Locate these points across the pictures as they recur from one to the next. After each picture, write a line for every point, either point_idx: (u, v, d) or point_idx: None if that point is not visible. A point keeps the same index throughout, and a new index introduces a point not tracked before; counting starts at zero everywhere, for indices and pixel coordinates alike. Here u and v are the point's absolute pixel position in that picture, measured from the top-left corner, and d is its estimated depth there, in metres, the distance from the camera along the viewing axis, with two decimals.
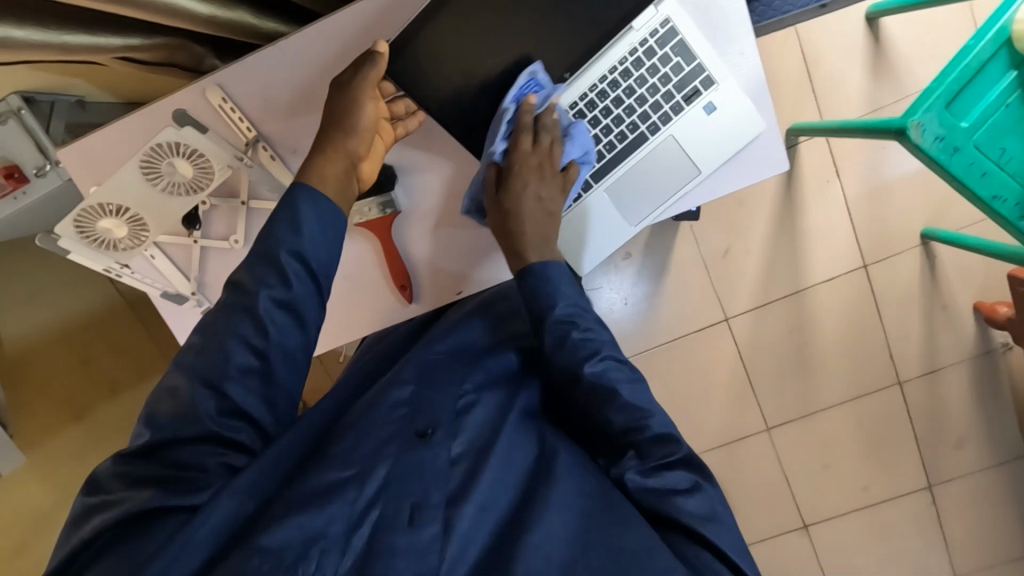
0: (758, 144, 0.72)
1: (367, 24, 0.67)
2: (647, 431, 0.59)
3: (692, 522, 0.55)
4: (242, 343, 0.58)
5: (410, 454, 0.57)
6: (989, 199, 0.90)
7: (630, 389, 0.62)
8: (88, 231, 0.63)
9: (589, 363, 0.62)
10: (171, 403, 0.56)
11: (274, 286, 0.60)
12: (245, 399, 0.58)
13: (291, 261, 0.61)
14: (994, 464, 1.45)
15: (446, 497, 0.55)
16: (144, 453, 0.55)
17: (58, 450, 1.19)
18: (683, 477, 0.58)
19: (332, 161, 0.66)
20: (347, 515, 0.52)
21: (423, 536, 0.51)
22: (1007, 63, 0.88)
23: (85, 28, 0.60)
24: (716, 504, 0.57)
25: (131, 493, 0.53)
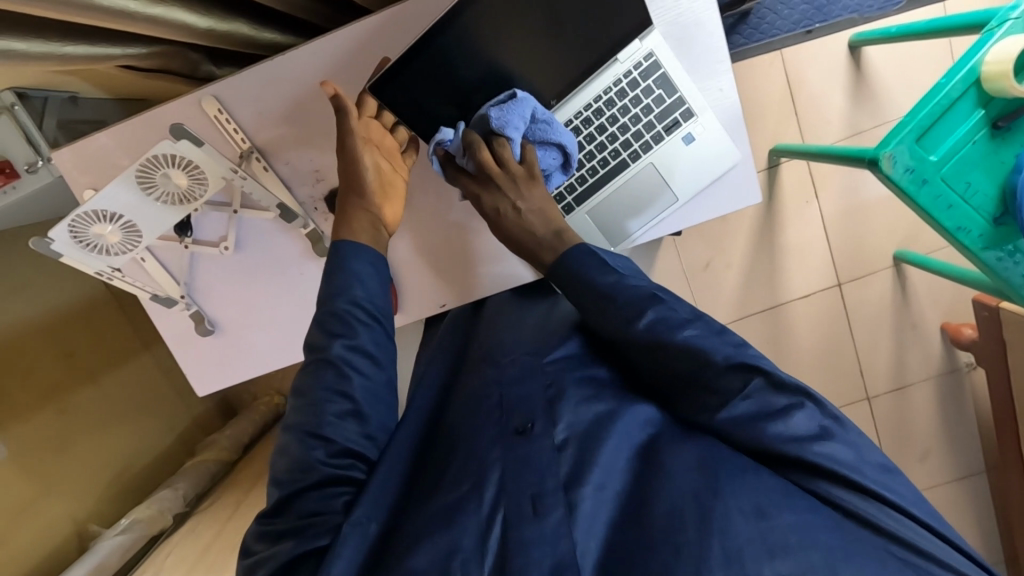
0: (731, 175, 0.76)
1: (364, 45, 0.69)
2: (717, 362, 0.57)
3: (796, 449, 0.53)
4: (332, 392, 0.61)
5: (516, 451, 0.57)
6: (954, 229, 0.95)
7: (690, 326, 0.61)
8: (82, 237, 0.65)
9: (638, 314, 0.62)
10: (284, 460, 0.60)
11: (343, 333, 0.64)
12: (348, 438, 0.61)
13: (355, 310, 0.65)
14: (955, 477, 1.52)
15: (563, 482, 0.54)
16: (278, 509, 0.58)
17: (38, 440, 1.14)
18: (776, 400, 0.56)
19: (356, 217, 0.70)
20: (476, 524, 0.53)
21: (552, 522, 0.52)
22: (976, 102, 0.91)
23: (83, 39, 0.61)
24: (824, 423, 0.55)
25: (275, 549, 0.55)
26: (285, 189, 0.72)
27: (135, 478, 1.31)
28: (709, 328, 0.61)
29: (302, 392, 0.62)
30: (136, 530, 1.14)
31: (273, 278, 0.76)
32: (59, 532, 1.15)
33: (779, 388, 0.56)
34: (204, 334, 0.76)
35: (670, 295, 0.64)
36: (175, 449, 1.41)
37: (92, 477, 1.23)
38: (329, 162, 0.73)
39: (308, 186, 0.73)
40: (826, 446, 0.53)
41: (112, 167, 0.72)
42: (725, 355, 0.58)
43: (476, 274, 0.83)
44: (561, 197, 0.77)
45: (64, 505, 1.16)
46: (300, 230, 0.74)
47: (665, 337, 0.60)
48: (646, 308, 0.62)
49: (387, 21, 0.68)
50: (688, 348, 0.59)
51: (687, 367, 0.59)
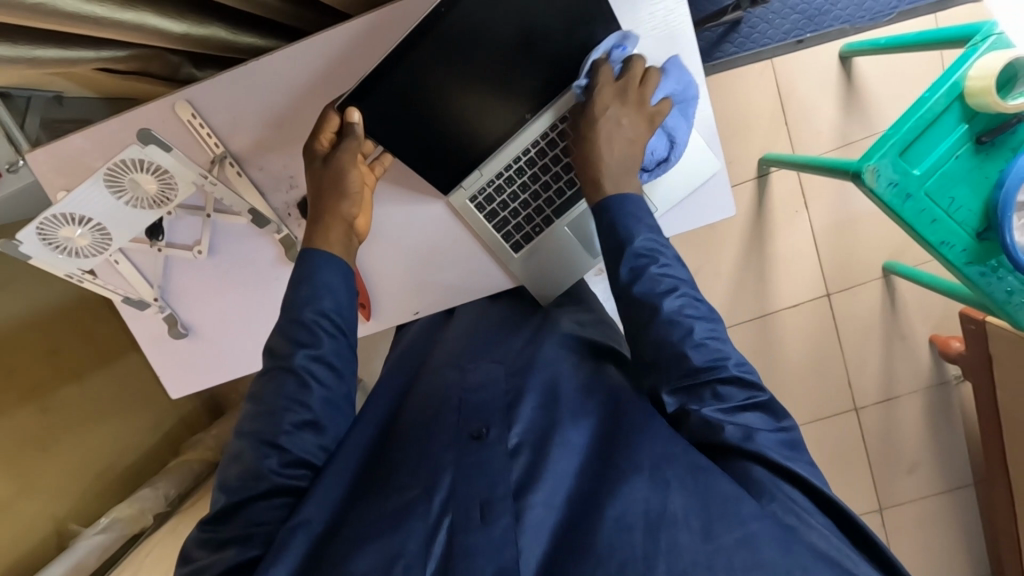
0: (706, 188, 0.76)
1: (341, 51, 0.68)
2: (726, 369, 0.62)
3: (777, 453, 0.58)
4: (291, 400, 0.62)
5: (468, 457, 0.58)
6: (937, 243, 0.95)
7: (707, 326, 0.65)
8: (52, 240, 0.64)
9: (668, 296, 0.65)
10: (237, 467, 0.61)
11: (308, 344, 0.65)
12: (302, 450, 0.62)
13: (321, 321, 0.66)
14: (943, 490, 1.52)
15: (513, 488, 0.56)
16: (222, 516, 0.59)
17: (18, 439, 1.14)
18: (763, 418, 0.61)
19: (332, 226, 0.71)
20: (422, 530, 0.54)
21: (498, 530, 0.53)
22: (959, 116, 0.91)
23: (56, 44, 0.61)
24: (796, 445, 0.60)
25: (217, 557, 0.56)
26: (258, 194, 0.72)
27: (119, 477, 1.31)
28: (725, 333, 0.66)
29: (262, 399, 0.63)
30: (115, 529, 1.14)
31: (247, 282, 0.76)
32: (39, 530, 1.15)
33: (769, 409, 0.62)
34: (177, 336, 0.76)
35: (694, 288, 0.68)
36: (161, 447, 1.42)
37: (74, 476, 1.23)
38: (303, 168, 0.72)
39: (281, 193, 0.73)
40: (798, 463, 0.58)
41: (85, 170, 0.72)
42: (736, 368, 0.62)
43: (453, 285, 0.83)
44: (540, 210, 0.78)
45: (46, 503, 1.17)
46: (273, 236, 0.74)
47: (686, 324, 0.64)
48: (675, 288, 0.66)
49: (363, 28, 0.67)
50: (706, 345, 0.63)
51: (698, 363, 0.62)
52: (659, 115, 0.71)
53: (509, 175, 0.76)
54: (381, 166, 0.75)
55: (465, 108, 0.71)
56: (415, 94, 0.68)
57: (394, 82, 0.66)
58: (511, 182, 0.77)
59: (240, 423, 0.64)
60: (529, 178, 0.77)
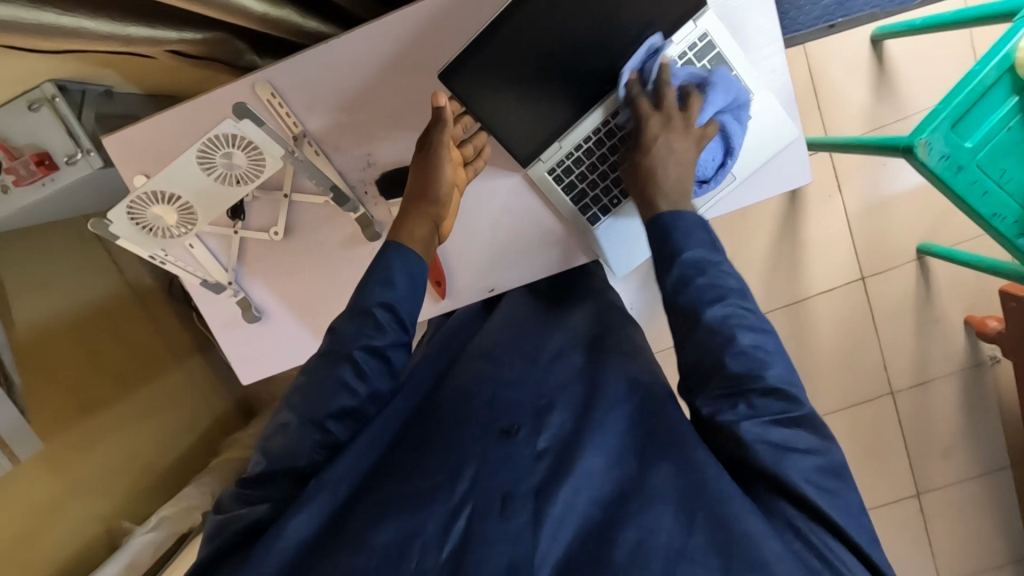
0: (784, 154, 0.76)
1: (419, 30, 0.68)
2: (762, 382, 0.60)
3: (808, 487, 0.55)
4: (343, 386, 0.63)
5: (495, 451, 0.61)
6: (988, 216, 0.96)
7: (756, 336, 0.63)
8: (139, 219, 0.64)
9: (713, 305, 0.64)
10: (281, 438, 0.62)
11: (371, 335, 0.64)
12: (339, 432, 0.63)
13: (382, 311, 0.66)
14: (979, 473, 1.52)
15: (533, 489, 0.59)
16: (260, 479, 0.62)
17: (65, 440, 1.13)
18: (806, 438, 0.58)
19: (419, 224, 0.70)
20: (442, 513, 0.56)
21: (515, 525, 0.56)
22: (1010, 88, 0.92)
23: (146, 21, 0.62)
24: (834, 471, 0.58)
25: (250, 511, 0.60)
26: (336, 173, 0.72)
27: (160, 479, 1.31)
28: (775, 345, 0.63)
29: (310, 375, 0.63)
30: (165, 528, 1.12)
31: (319, 263, 0.75)
32: (89, 530, 1.15)
33: (812, 431, 0.59)
34: (251, 321, 0.76)
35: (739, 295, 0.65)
36: (199, 447, 1.41)
37: (119, 476, 1.22)
38: (381, 147, 0.72)
39: (359, 170, 0.73)
40: (830, 492, 0.56)
41: (157, 153, 0.73)
42: (773, 380, 0.60)
43: (527, 261, 0.82)
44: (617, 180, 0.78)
45: (94, 503, 1.16)
46: (350, 215, 0.73)
47: (731, 333, 0.62)
48: (723, 299, 0.65)
49: (449, 7, 0.68)
50: (747, 355, 0.61)
51: (734, 371, 0.61)
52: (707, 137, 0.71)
53: (589, 147, 0.77)
54: (475, 172, 0.75)
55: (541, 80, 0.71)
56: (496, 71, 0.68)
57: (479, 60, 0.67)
58: (590, 154, 0.77)
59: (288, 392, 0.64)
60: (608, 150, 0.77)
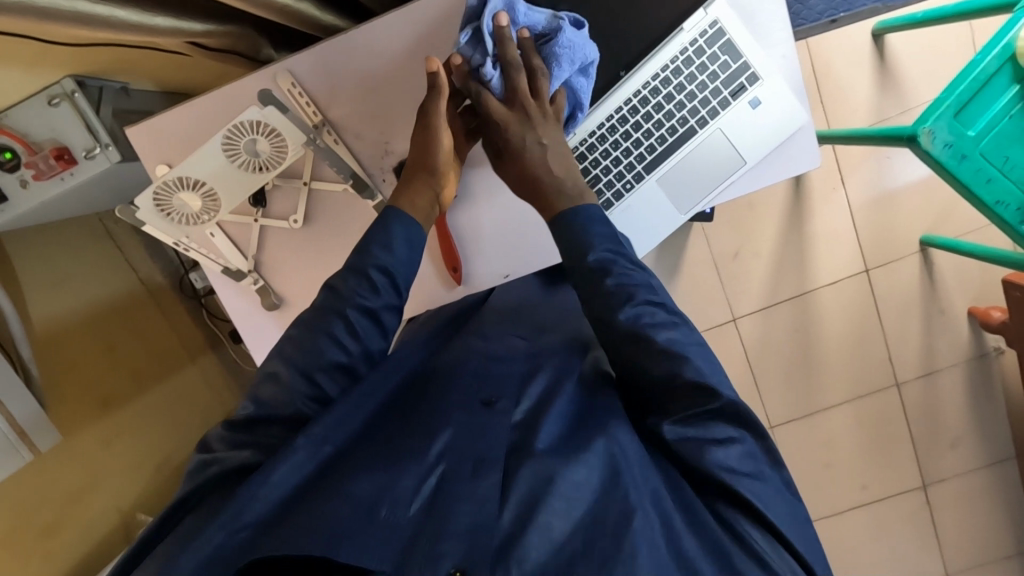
0: (795, 138, 0.77)
1: (438, 20, 0.70)
2: (685, 377, 0.61)
3: (730, 474, 0.59)
4: (333, 339, 0.65)
5: (476, 420, 0.64)
6: (992, 203, 0.97)
7: (670, 333, 0.65)
8: (165, 206, 0.66)
9: (624, 309, 0.65)
10: (272, 387, 0.63)
11: (365, 295, 0.67)
12: (330, 389, 0.65)
13: (378, 273, 0.68)
14: (986, 463, 1.53)
15: (507, 449, 0.61)
16: (246, 423, 0.62)
17: (81, 435, 1.15)
18: (723, 429, 0.61)
19: (418, 192, 0.72)
20: (416, 472, 0.59)
21: (485, 486, 0.57)
22: (1011, 77, 0.94)
23: (172, 12, 0.64)
24: (757, 459, 0.61)
25: (232, 454, 0.60)
26: (355, 160, 0.73)
27: (175, 473, 1.32)
28: (690, 337, 0.65)
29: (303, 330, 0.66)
30: None
31: (336, 250, 0.76)
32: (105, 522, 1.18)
33: (734, 422, 0.62)
34: (269, 308, 0.77)
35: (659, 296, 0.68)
36: None
37: (133, 471, 1.23)
38: (398, 135, 0.74)
39: (377, 158, 0.74)
40: (751, 478, 0.60)
41: (179, 144, 0.74)
42: (692, 375, 0.61)
43: (533, 244, 0.84)
44: (631, 166, 0.79)
45: (107, 497, 1.18)
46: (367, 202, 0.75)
47: (646, 333, 0.64)
48: (637, 296, 0.66)
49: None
50: (667, 351, 0.63)
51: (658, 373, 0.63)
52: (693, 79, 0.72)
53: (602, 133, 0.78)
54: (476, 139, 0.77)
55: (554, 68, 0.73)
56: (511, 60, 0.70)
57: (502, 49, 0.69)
58: (603, 140, 0.79)
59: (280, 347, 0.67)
60: (622, 137, 0.78)
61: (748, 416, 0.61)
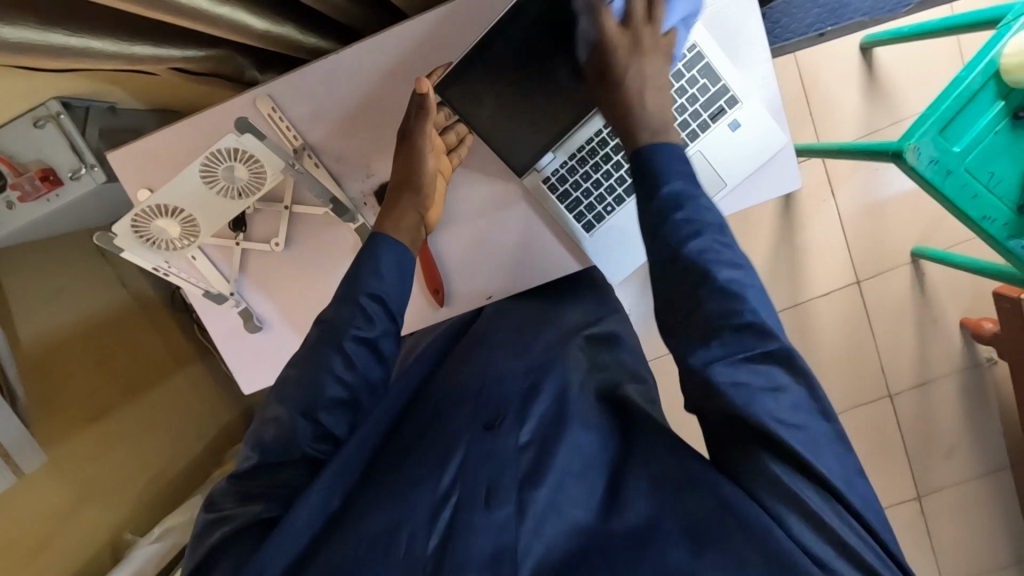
0: (773, 161, 0.77)
1: (420, 44, 0.71)
2: (738, 318, 0.57)
3: (779, 426, 0.54)
4: (332, 376, 0.65)
5: (482, 444, 0.63)
6: (979, 219, 0.97)
7: (730, 271, 0.60)
8: (143, 231, 0.66)
9: (691, 241, 0.61)
10: (275, 430, 0.63)
11: (360, 326, 0.67)
12: (334, 426, 0.65)
13: (371, 303, 0.68)
14: (980, 474, 1.52)
15: (519, 479, 0.60)
16: (250, 473, 0.63)
17: (70, 453, 1.14)
18: (778, 374, 0.57)
19: (405, 214, 0.72)
20: (430, 502, 0.58)
21: (498, 516, 0.57)
22: (995, 93, 0.94)
23: (150, 40, 0.64)
24: (814, 422, 0.56)
25: (243, 509, 0.60)
26: (336, 184, 0.73)
27: (167, 486, 1.31)
28: (752, 278, 0.60)
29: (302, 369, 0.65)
30: (170, 538, 1.11)
31: (316, 275, 0.76)
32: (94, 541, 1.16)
33: (785, 369, 0.57)
34: (252, 330, 0.77)
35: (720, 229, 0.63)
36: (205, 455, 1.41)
37: (124, 487, 1.22)
38: (380, 159, 0.74)
39: (359, 181, 0.75)
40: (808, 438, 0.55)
41: (161, 169, 0.74)
42: (751, 317, 0.57)
43: (523, 270, 0.83)
44: (611, 188, 0.79)
45: (97, 516, 1.17)
46: (350, 225, 0.74)
47: (708, 269, 0.59)
48: (700, 235, 0.61)
49: (447, 20, 0.70)
50: (728, 289, 0.58)
51: (714, 311, 0.58)
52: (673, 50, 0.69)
53: (581, 157, 0.78)
54: (458, 158, 0.79)
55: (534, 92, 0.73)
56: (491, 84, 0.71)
57: (483, 73, 0.70)
58: (582, 163, 0.78)
59: (280, 389, 0.66)
60: (601, 159, 0.78)
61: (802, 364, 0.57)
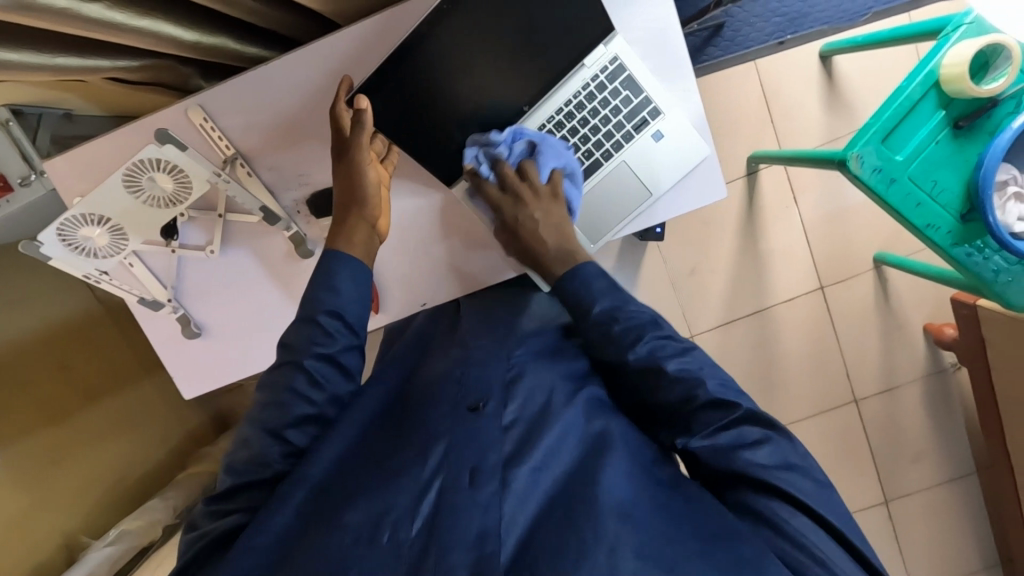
0: (698, 172, 0.79)
1: (346, 57, 0.73)
2: (698, 398, 0.64)
3: (765, 472, 0.60)
4: (297, 395, 0.66)
5: (462, 427, 0.63)
6: (923, 227, 0.98)
7: (679, 361, 0.67)
8: (70, 240, 0.68)
9: (635, 348, 0.67)
10: (245, 452, 0.65)
11: (322, 342, 0.68)
12: (300, 441, 0.66)
13: (328, 319, 0.69)
14: (946, 479, 1.53)
15: (504, 458, 0.60)
16: (228, 493, 0.65)
17: (29, 452, 1.16)
18: (752, 432, 0.63)
19: (355, 229, 0.74)
20: (413, 489, 0.58)
21: (484, 494, 0.56)
22: (937, 103, 0.95)
23: (75, 51, 0.65)
24: (789, 455, 0.62)
25: (218, 523, 0.63)
26: (268, 194, 0.77)
27: (129, 489, 1.32)
28: (702, 361, 0.68)
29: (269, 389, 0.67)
30: (125, 541, 1.14)
31: (254, 278, 0.80)
32: (47, 545, 1.16)
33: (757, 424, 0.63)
34: (191, 336, 0.80)
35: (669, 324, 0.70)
36: (170, 459, 1.41)
37: (82, 489, 1.23)
38: (312, 167, 0.77)
39: (292, 190, 0.78)
40: (793, 476, 0.59)
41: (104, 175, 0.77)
42: (709, 391, 0.64)
43: (466, 268, 0.85)
44: None
45: (56, 518, 1.18)
46: (283, 233, 0.78)
47: (659, 364, 0.66)
48: (645, 337, 0.68)
49: (373, 32, 0.73)
50: (680, 378, 0.65)
51: (673, 399, 0.65)
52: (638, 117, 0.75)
53: None
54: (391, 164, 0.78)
55: (465, 102, 0.75)
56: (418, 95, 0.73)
57: (400, 84, 0.72)
58: None
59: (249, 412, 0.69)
60: None
61: (764, 416, 0.63)
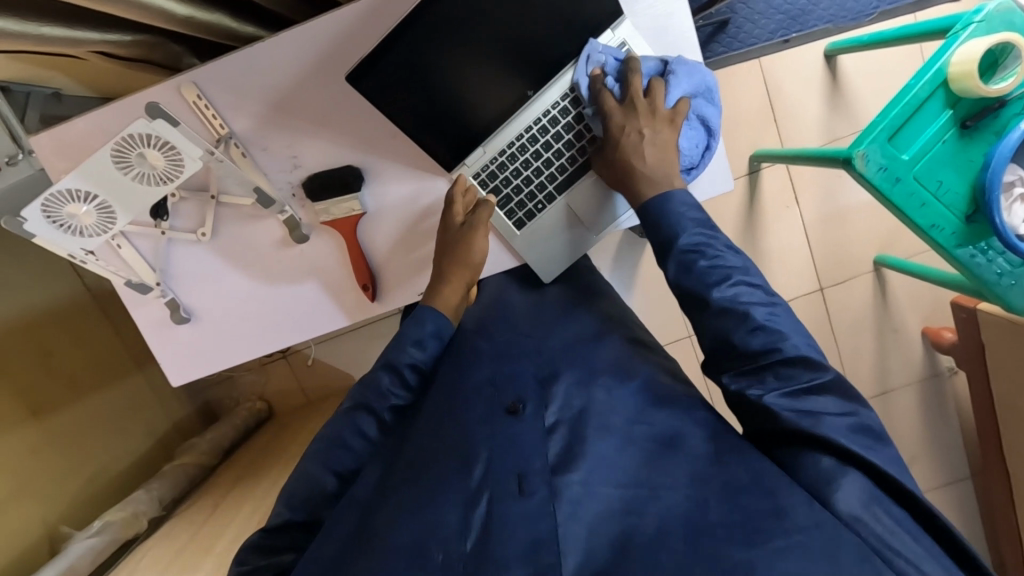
0: (709, 162, 0.81)
1: (342, 36, 0.72)
2: (773, 357, 0.64)
3: (842, 442, 0.59)
4: (357, 431, 0.70)
5: (502, 431, 0.63)
6: (927, 227, 0.97)
7: (766, 310, 0.66)
8: (55, 216, 0.66)
9: (720, 288, 0.67)
10: (303, 487, 0.68)
11: (397, 396, 0.73)
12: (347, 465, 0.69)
13: (411, 371, 0.74)
14: (940, 484, 1.52)
15: (549, 467, 0.61)
16: (281, 527, 0.67)
17: (12, 446, 1.10)
18: (833, 402, 0.62)
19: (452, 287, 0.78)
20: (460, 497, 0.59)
21: (533, 504, 0.58)
22: (944, 102, 0.94)
23: (64, 23, 0.64)
24: (864, 433, 0.61)
25: (274, 560, 0.65)
26: (260, 174, 0.76)
27: (114, 480, 1.29)
28: (785, 317, 0.67)
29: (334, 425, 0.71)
30: (108, 533, 1.10)
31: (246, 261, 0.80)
32: (30, 535, 1.08)
33: (837, 399, 0.63)
34: (179, 321, 0.80)
35: (750, 276, 0.69)
36: (156, 453, 1.40)
37: (65, 482, 1.18)
38: (307, 151, 0.77)
39: (285, 172, 0.77)
40: (867, 452, 0.60)
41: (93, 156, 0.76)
42: (790, 351, 0.63)
43: None
44: (543, 185, 0.81)
45: (37, 506, 1.11)
46: (277, 216, 0.78)
47: (740, 312, 0.66)
48: (731, 278, 0.68)
49: (373, 9, 0.71)
50: (757, 335, 0.64)
51: (746, 356, 0.65)
52: (680, 115, 0.76)
53: (511, 152, 0.79)
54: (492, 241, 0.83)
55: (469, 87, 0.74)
56: (421, 78, 0.71)
57: (398, 58, 0.69)
58: (513, 159, 0.80)
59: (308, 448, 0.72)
60: (533, 156, 0.80)
61: (836, 393, 0.63)
